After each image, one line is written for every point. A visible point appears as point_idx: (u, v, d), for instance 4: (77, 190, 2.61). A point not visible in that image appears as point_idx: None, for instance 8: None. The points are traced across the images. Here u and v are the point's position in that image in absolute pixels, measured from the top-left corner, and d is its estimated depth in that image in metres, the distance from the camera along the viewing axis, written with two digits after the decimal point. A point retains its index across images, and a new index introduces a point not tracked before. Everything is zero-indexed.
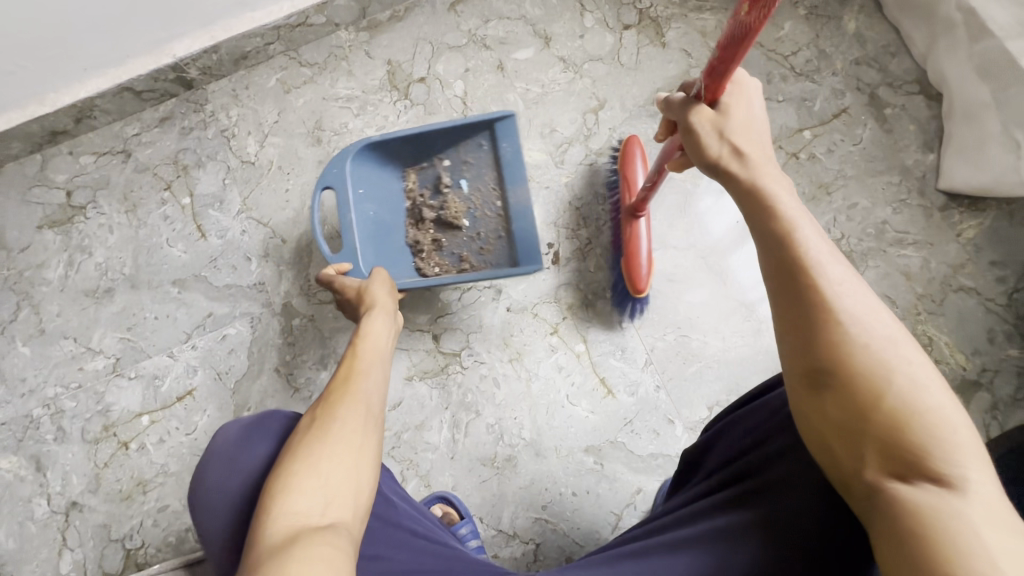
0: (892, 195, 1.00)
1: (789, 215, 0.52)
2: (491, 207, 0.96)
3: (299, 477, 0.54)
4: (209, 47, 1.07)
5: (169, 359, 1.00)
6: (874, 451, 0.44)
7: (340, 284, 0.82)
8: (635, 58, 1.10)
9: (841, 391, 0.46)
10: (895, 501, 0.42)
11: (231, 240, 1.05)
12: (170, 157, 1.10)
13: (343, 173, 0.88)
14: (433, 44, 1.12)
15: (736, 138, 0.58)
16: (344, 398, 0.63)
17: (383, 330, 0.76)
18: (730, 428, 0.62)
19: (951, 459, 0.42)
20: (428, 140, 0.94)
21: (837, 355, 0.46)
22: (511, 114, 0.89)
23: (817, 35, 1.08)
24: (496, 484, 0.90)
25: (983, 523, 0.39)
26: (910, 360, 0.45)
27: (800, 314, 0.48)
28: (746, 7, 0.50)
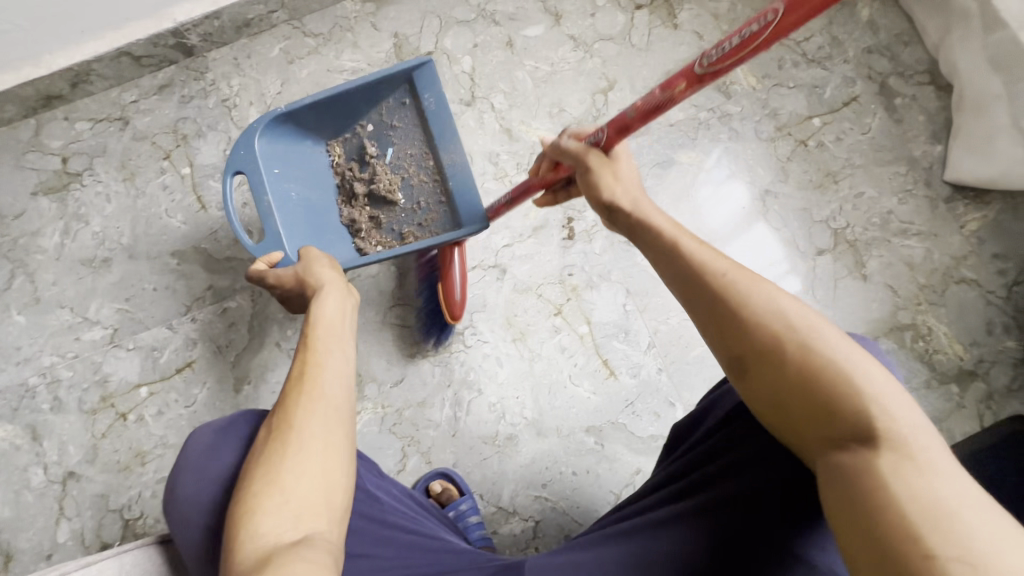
0: (898, 184, 1.00)
1: (669, 233, 0.56)
2: (424, 170, 0.90)
3: (265, 499, 0.53)
4: (211, 13, 1.04)
5: (168, 331, 0.99)
6: (800, 419, 0.47)
7: (275, 277, 0.76)
8: (646, 39, 1.08)
9: (758, 372, 0.49)
10: (828, 466, 0.45)
11: (232, 212, 1.04)
12: (169, 126, 1.07)
13: (252, 155, 0.84)
14: (441, 17, 1.10)
15: (628, 184, 0.61)
16: (297, 401, 0.59)
17: (336, 308, 0.69)
18: (706, 415, 0.63)
19: (862, 405, 0.44)
20: (340, 104, 0.90)
21: (741, 343, 0.50)
22: (428, 61, 0.85)
23: (830, 21, 1.07)
24: (497, 462, 0.90)
25: (897, 465, 0.42)
26: (799, 326, 0.48)
27: (705, 316, 0.52)
28: (682, 85, 0.51)
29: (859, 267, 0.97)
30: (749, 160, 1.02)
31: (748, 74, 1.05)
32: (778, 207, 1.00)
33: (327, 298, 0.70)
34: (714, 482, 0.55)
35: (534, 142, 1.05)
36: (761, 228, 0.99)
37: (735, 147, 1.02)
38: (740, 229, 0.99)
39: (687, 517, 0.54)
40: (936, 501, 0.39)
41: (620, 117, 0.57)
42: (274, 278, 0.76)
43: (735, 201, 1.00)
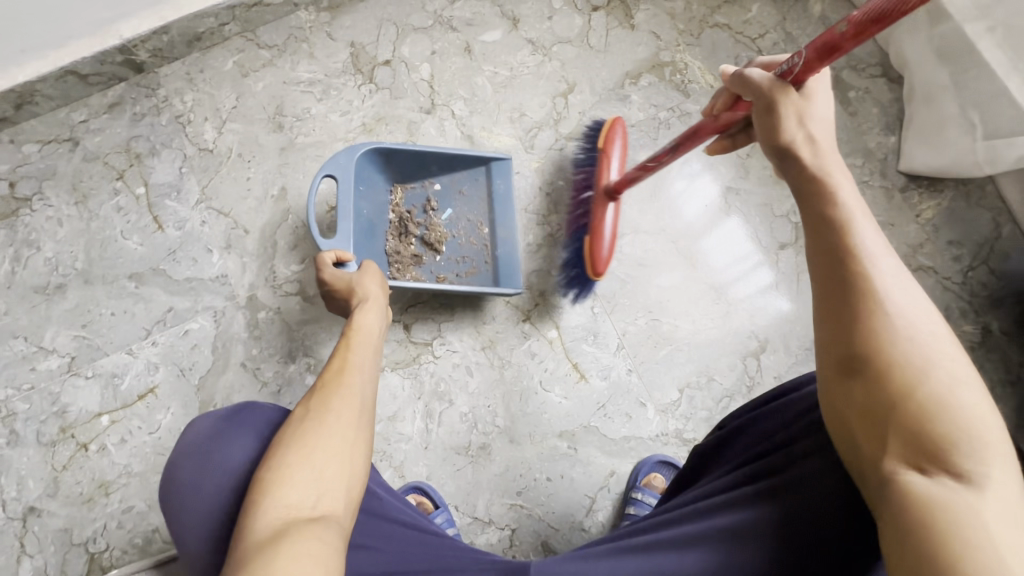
0: (855, 176, 1.02)
1: (848, 208, 0.52)
2: (477, 237, 0.97)
3: (292, 472, 0.56)
4: (160, 28, 1.01)
5: (128, 356, 0.96)
6: (898, 435, 0.44)
7: (330, 276, 0.79)
8: (604, 40, 1.08)
9: (876, 375, 0.46)
10: (905, 492, 0.42)
11: (191, 231, 1.01)
12: (121, 146, 1.04)
13: (347, 165, 0.86)
14: (397, 25, 1.09)
15: (813, 129, 0.55)
16: (337, 392, 0.64)
17: (375, 324, 0.75)
18: (753, 428, 0.60)
19: (975, 453, 0.42)
20: (428, 162, 0.95)
21: (876, 343, 0.46)
22: (509, 157, 0.96)
23: (783, 17, 1.09)
24: (471, 472, 0.90)
25: (997, 519, 0.39)
26: (944, 354, 0.46)
27: (846, 302, 0.48)
28: None
29: None
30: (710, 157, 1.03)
31: (706, 73, 1.06)
32: (740, 203, 1.01)
33: (366, 305, 0.77)
34: (740, 505, 0.52)
35: (496, 148, 1.04)
36: (727, 224, 1.00)
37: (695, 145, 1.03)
38: (705, 227, 1.00)
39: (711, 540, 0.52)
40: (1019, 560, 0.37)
41: (830, 34, 0.51)
42: (328, 276, 0.79)
43: (700, 198, 1.01)
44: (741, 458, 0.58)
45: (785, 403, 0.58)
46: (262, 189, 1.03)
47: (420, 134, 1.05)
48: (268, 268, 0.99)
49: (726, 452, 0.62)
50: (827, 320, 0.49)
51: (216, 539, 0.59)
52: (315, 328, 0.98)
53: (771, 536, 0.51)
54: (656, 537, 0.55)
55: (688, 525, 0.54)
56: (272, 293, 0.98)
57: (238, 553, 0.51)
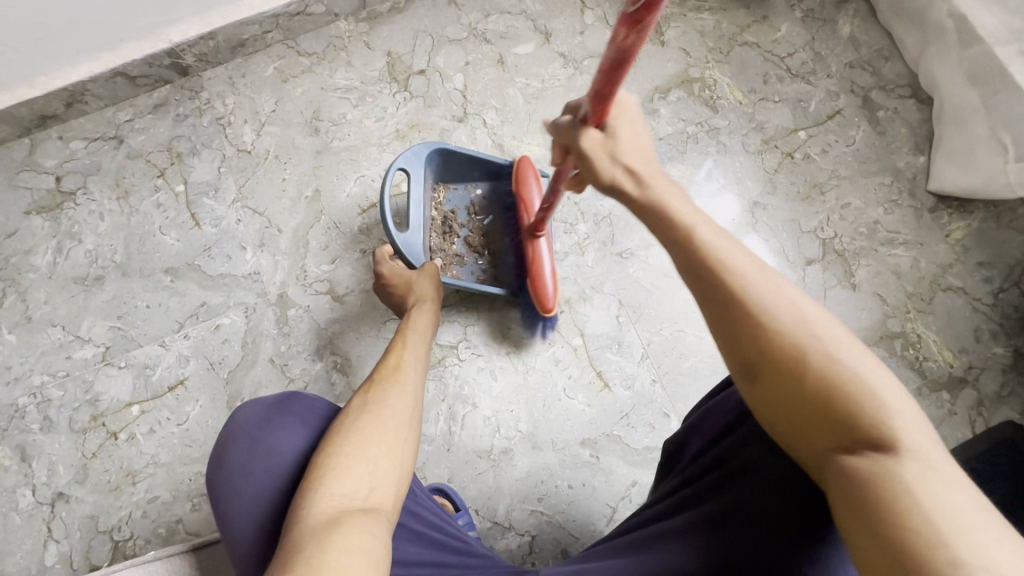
0: (884, 195, 1.02)
1: (680, 215, 0.52)
2: (517, 242, 0.99)
3: (349, 463, 0.59)
4: (207, 34, 1.05)
5: (160, 348, 0.98)
6: (816, 429, 0.44)
7: (389, 270, 0.87)
8: (634, 56, 1.10)
9: (770, 378, 0.46)
10: (845, 473, 0.43)
11: (226, 229, 1.04)
12: (163, 145, 1.08)
13: (414, 164, 0.88)
14: (433, 37, 1.12)
15: (627, 159, 0.56)
16: (392, 388, 0.69)
17: (427, 327, 0.81)
18: (706, 416, 0.63)
19: (887, 421, 0.42)
20: (477, 169, 0.97)
21: (759, 347, 0.46)
22: (548, 175, 1.00)
23: (812, 37, 1.10)
24: (492, 476, 0.90)
25: (924, 480, 0.40)
26: (824, 334, 0.45)
27: (722, 317, 0.47)
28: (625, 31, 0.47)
29: (848, 276, 0.98)
30: (737, 173, 1.04)
31: (735, 89, 1.08)
32: (766, 219, 1.01)
33: (420, 307, 0.83)
34: (705, 498, 0.55)
35: (525, 157, 1.06)
36: (754, 240, 1.00)
37: (723, 159, 1.04)
38: None
39: (681, 539, 0.54)
40: (964, 518, 0.38)
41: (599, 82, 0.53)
42: (386, 270, 0.87)
43: (723, 213, 1.02)
44: (699, 449, 0.61)
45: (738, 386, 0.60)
46: (296, 190, 1.05)
47: (451, 141, 1.07)
48: (300, 267, 1.01)
49: (685, 446, 0.65)
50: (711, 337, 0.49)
51: (265, 517, 0.62)
52: (342, 327, 0.99)
53: (740, 523, 0.52)
54: (643, 535, 0.58)
55: (663, 525, 0.57)
56: (302, 292, 1.00)
57: (294, 535, 0.53)
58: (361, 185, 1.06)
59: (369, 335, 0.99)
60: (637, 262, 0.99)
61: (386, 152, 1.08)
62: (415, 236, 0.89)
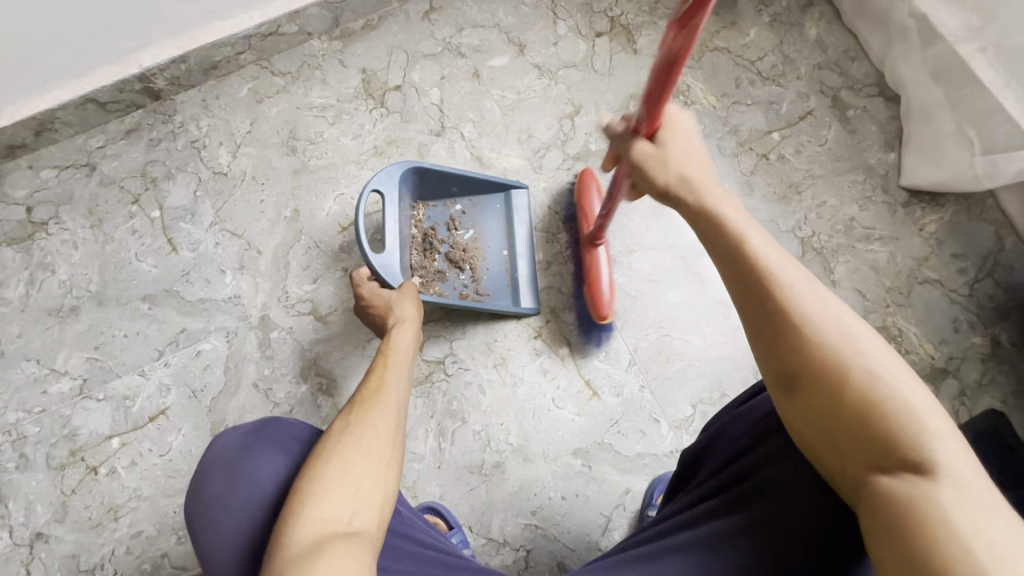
0: (858, 193, 1.04)
1: (733, 224, 0.53)
2: (498, 255, 0.98)
3: (330, 486, 0.58)
4: (178, 57, 1.04)
5: (140, 378, 0.96)
6: (850, 445, 0.45)
7: (369, 292, 0.85)
8: (608, 64, 1.12)
9: (811, 391, 0.47)
10: (876, 491, 0.44)
11: (204, 252, 1.02)
12: (137, 170, 1.06)
13: (389, 183, 0.88)
14: (407, 52, 1.13)
15: (680, 169, 0.59)
16: (375, 408, 0.68)
17: (409, 345, 0.81)
18: (730, 426, 0.62)
19: (923, 442, 0.43)
20: (454, 184, 0.97)
21: (799, 359, 0.47)
22: (525, 186, 1.00)
23: (781, 40, 1.12)
24: (484, 491, 0.89)
25: (959, 502, 0.41)
26: (866, 351, 0.46)
27: (766, 327, 0.49)
28: (674, 33, 0.54)
29: (828, 274, 1.00)
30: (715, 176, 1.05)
31: (708, 94, 1.09)
32: None
33: (400, 324, 0.82)
34: (725, 512, 0.55)
35: (505, 168, 1.06)
36: None
37: None
38: None
39: (700, 553, 0.54)
40: (999, 543, 0.39)
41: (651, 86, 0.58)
42: (367, 292, 0.85)
43: None
44: (721, 461, 0.60)
45: (756, 404, 0.60)
46: (275, 211, 1.04)
47: (430, 155, 1.07)
48: (281, 289, 1.00)
49: (705, 456, 0.64)
50: (756, 344, 0.50)
51: (247, 549, 0.60)
52: (327, 348, 0.98)
53: (761, 538, 0.52)
54: (659, 547, 0.57)
55: (680, 538, 0.56)
56: (285, 314, 0.99)
57: (276, 565, 0.52)
58: (340, 203, 1.05)
59: (355, 355, 0.98)
60: (620, 269, 0.99)
61: (365, 169, 1.07)
62: (393, 256, 0.89)
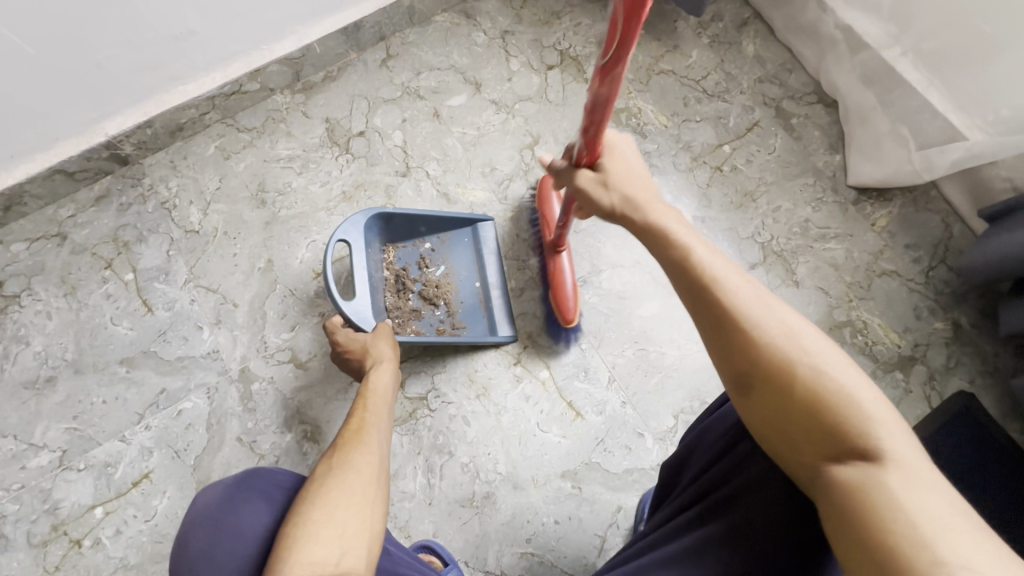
0: (810, 195, 1.09)
1: (680, 239, 0.56)
2: (471, 287, 1.01)
3: (316, 528, 0.58)
4: (144, 123, 1.07)
5: (121, 444, 0.94)
6: (804, 440, 0.48)
7: (344, 337, 0.86)
8: (561, 95, 1.17)
9: (764, 392, 0.49)
10: (832, 481, 0.46)
11: (180, 310, 1.03)
12: (108, 236, 1.07)
13: (354, 231, 0.90)
14: (368, 99, 1.17)
15: (625, 190, 0.63)
16: (357, 448, 0.69)
17: (387, 382, 0.82)
18: (703, 435, 0.64)
19: (868, 429, 0.46)
20: (422, 225, 0.99)
21: (751, 361, 0.49)
22: (491, 218, 1.03)
23: (721, 59, 1.19)
24: (477, 524, 0.88)
25: (905, 485, 0.43)
26: (811, 348, 0.49)
27: (718, 333, 0.51)
28: (598, 81, 0.58)
29: (790, 275, 1.03)
30: (673, 191, 1.09)
31: (658, 114, 1.14)
32: (707, 230, 1.06)
33: (379, 364, 0.84)
34: (707, 519, 0.55)
35: (471, 203, 1.09)
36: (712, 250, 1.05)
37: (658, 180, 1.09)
38: None
39: (683, 560, 0.54)
40: (943, 523, 0.41)
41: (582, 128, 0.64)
42: (342, 338, 0.86)
43: None
44: (698, 471, 0.62)
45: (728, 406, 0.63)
46: (248, 262, 1.06)
47: (398, 196, 1.10)
48: (259, 340, 1.01)
49: (685, 468, 0.66)
50: (708, 347, 0.52)
51: None
52: (309, 394, 0.98)
53: (743, 541, 0.53)
54: (644, 562, 0.57)
55: (664, 550, 0.56)
56: (264, 364, 0.99)
57: None
58: (313, 250, 1.07)
59: (337, 399, 0.98)
60: (591, 288, 1.02)
61: (335, 215, 1.09)
62: (364, 302, 0.90)
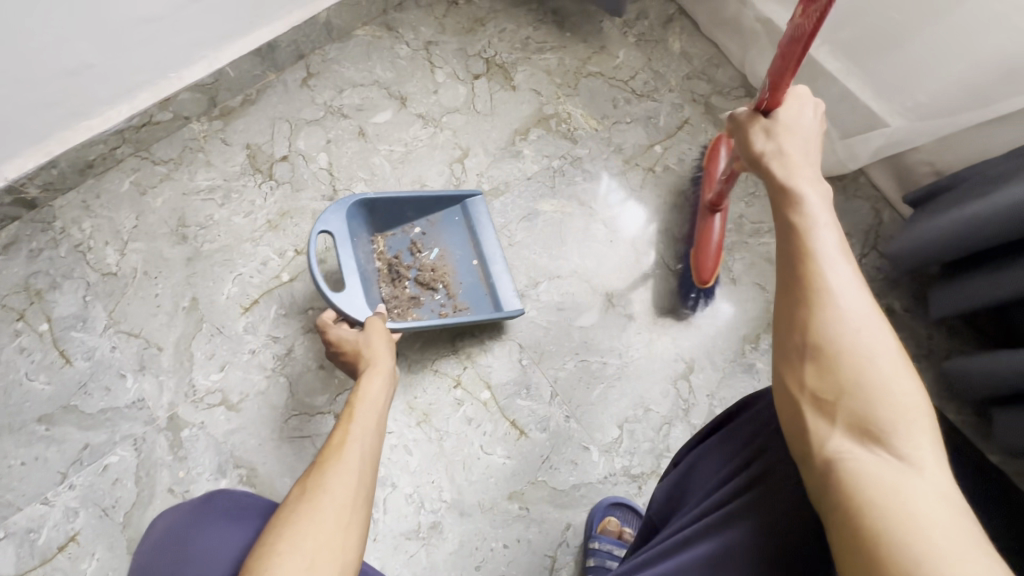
0: (742, 190, 1.08)
1: (807, 211, 0.54)
2: (469, 267, 0.99)
3: (281, 562, 0.50)
4: (47, 163, 1.00)
5: (43, 507, 0.89)
6: (844, 424, 0.44)
7: (336, 335, 0.83)
8: (489, 104, 1.14)
9: (822, 365, 0.46)
10: (855, 470, 0.42)
11: (101, 359, 0.98)
12: (19, 285, 1.01)
13: (336, 221, 0.89)
14: (290, 121, 1.13)
15: (785, 144, 0.61)
16: (337, 466, 0.61)
17: (378, 393, 0.75)
18: (724, 442, 0.60)
19: (912, 438, 0.43)
20: (408, 208, 0.98)
21: (819, 334, 0.47)
22: (479, 192, 1.01)
23: (649, 58, 1.18)
24: (424, 556, 0.86)
25: (937, 498, 0.40)
26: (890, 350, 0.46)
27: (800, 297, 0.49)
28: (803, 12, 0.58)
29: (727, 273, 1.03)
30: (607, 196, 1.08)
31: (588, 118, 1.13)
32: (641, 234, 1.05)
33: (370, 369, 0.78)
34: (721, 528, 0.51)
35: None
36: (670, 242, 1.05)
37: (591, 186, 1.08)
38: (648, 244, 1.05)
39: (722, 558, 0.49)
40: (969, 542, 0.37)
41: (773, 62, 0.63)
42: (334, 336, 0.83)
43: (637, 218, 1.06)
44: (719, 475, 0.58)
45: (737, 424, 0.61)
46: (172, 302, 1.01)
47: None
48: (187, 383, 0.96)
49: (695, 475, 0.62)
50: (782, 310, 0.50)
51: None
52: (244, 436, 0.94)
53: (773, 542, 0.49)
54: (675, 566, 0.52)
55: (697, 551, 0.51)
56: (194, 409, 0.95)
57: None
58: (239, 284, 1.02)
59: (272, 440, 0.94)
60: (529, 302, 1.00)
61: (261, 245, 1.05)
62: (354, 292, 0.88)
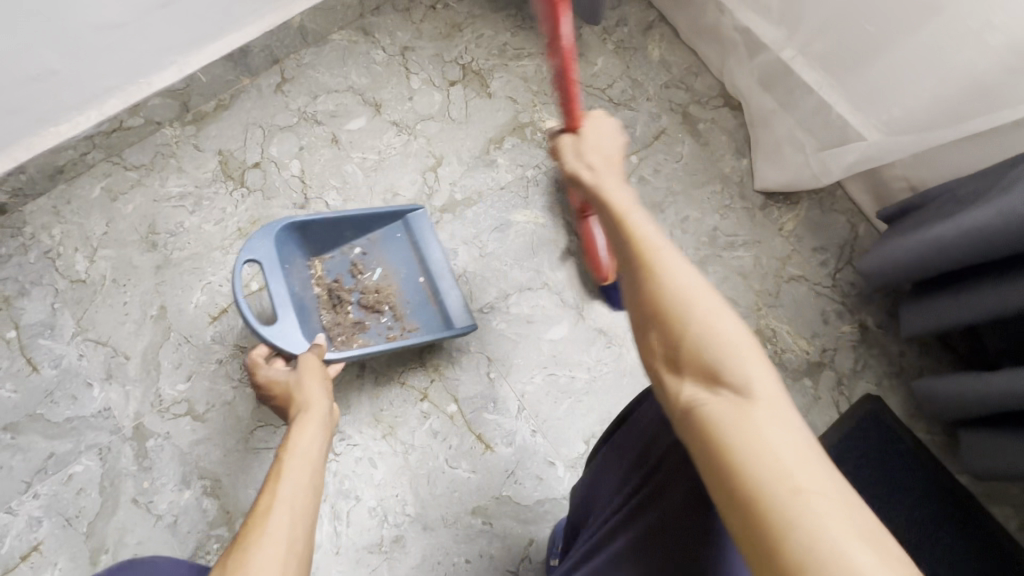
0: (717, 202, 1.07)
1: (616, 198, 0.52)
2: (415, 285, 0.97)
3: None
4: (15, 169, 1.00)
5: (7, 516, 0.89)
6: (690, 379, 0.43)
7: (264, 378, 0.76)
8: (464, 111, 1.13)
9: (658, 331, 0.45)
10: (704, 417, 0.41)
11: (68, 367, 0.97)
12: None
13: (267, 250, 0.86)
14: (263, 127, 1.11)
15: (595, 149, 0.58)
16: (261, 531, 0.47)
17: (316, 440, 0.62)
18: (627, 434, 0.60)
19: (749, 376, 0.41)
20: (347, 228, 0.96)
21: (647, 305, 0.45)
22: (422, 206, 0.99)
23: (627, 66, 1.16)
24: (385, 571, 0.86)
25: (778, 425, 0.39)
26: (708, 300, 0.44)
27: (628, 274, 0.47)
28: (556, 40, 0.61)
29: None
30: None
31: None
32: None
33: (302, 416, 0.66)
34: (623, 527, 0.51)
35: None
36: None
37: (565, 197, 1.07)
38: None
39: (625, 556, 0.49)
40: (805, 463, 0.37)
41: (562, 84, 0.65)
42: (263, 379, 0.76)
43: None
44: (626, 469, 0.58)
45: (637, 415, 0.60)
46: (140, 311, 1.00)
47: None
48: (154, 392, 0.96)
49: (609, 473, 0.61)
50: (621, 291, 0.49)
51: None
52: (209, 446, 0.94)
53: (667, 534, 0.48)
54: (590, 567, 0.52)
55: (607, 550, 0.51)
56: (160, 419, 0.95)
57: None
58: (208, 293, 1.02)
59: (237, 450, 0.94)
60: (499, 314, 0.99)
61: (231, 253, 1.04)
62: (286, 325, 0.83)
